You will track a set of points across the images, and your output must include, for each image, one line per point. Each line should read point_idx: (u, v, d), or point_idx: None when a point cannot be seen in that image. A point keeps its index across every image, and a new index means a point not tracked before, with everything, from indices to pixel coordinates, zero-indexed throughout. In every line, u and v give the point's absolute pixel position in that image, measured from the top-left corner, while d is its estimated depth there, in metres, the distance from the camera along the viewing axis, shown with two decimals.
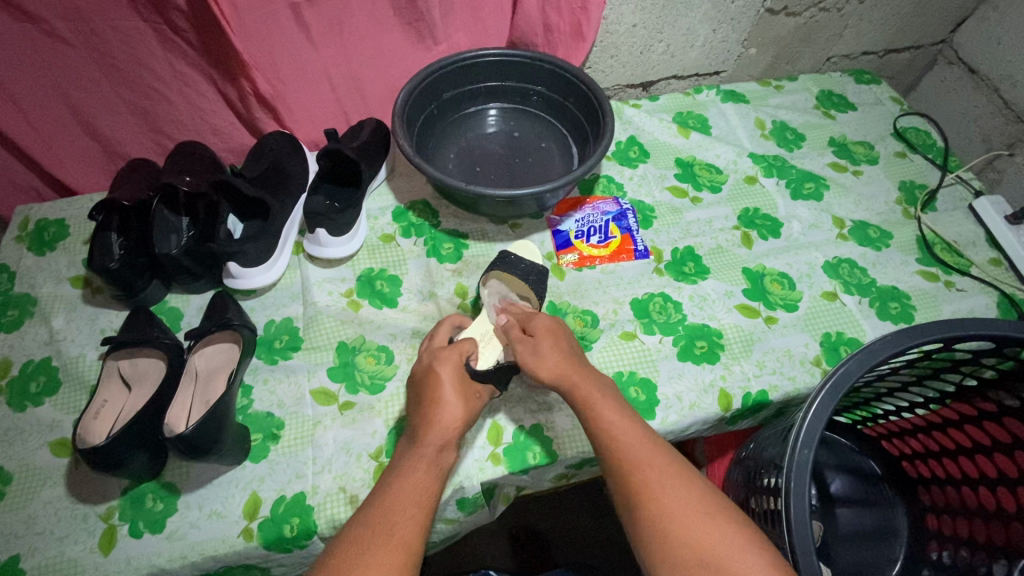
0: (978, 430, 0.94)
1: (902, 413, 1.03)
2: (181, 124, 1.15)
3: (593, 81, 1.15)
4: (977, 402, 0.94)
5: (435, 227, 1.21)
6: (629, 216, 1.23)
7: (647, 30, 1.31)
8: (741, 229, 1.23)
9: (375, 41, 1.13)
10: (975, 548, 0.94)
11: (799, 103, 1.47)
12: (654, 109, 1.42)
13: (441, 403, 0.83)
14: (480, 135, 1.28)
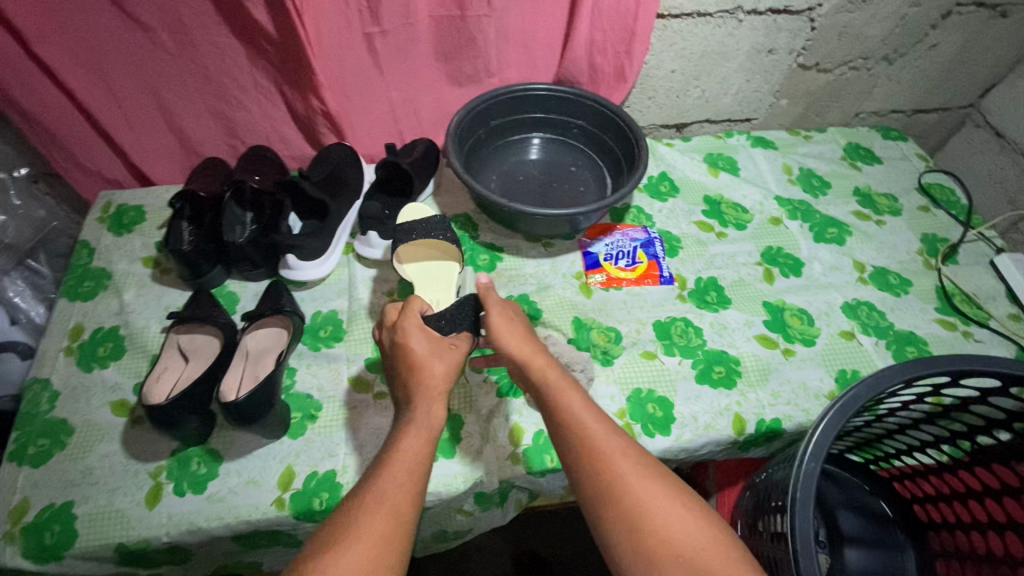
0: (1007, 472, 0.67)
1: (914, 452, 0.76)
2: (256, 129, 0.96)
3: (629, 114, 0.91)
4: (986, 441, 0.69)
5: (475, 238, 0.92)
6: (657, 245, 0.91)
7: (686, 76, 0.99)
8: (763, 265, 0.91)
9: (434, 69, 0.94)
10: None
11: (827, 154, 1.08)
12: (686, 148, 1.06)
13: (416, 377, 0.61)
14: (520, 162, 1.01)
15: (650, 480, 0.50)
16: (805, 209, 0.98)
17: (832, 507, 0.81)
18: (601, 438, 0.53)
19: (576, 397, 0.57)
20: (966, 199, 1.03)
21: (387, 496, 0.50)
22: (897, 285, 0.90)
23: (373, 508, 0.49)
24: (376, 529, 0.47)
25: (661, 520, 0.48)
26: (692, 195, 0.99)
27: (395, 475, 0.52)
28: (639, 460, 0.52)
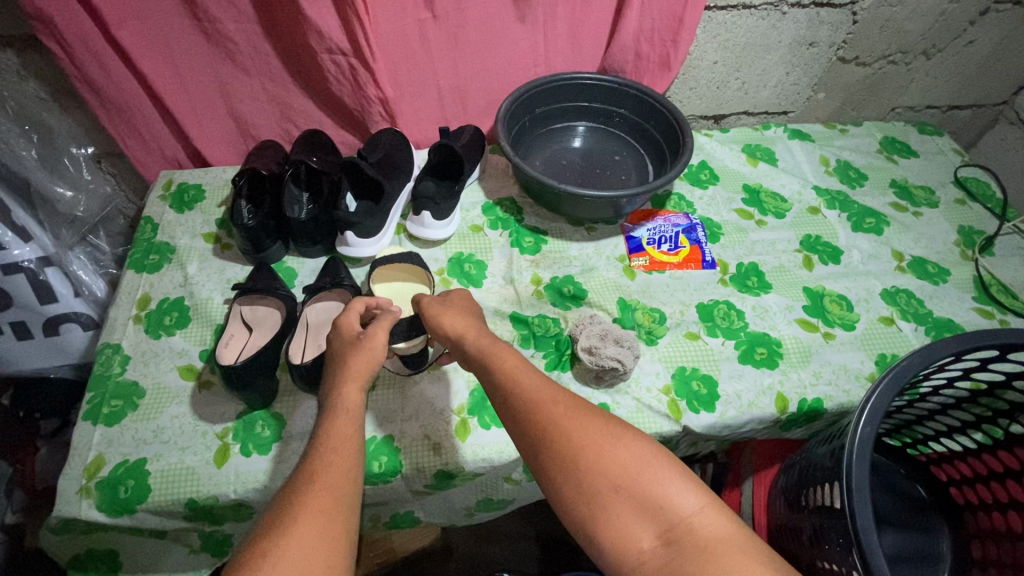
0: None
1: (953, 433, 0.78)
2: (310, 113, 1.00)
3: (673, 103, 0.94)
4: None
5: (520, 222, 0.94)
6: (699, 231, 0.94)
7: (727, 67, 1.01)
8: (803, 252, 0.92)
9: (484, 57, 0.97)
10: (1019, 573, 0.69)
11: (863, 147, 1.10)
12: (725, 139, 1.08)
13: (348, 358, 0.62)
14: (563, 149, 1.03)
15: (575, 417, 0.53)
16: (843, 199, 1.00)
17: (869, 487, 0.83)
18: (530, 388, 0.55)
19: (506, 356, 0.60)
20: (1002, 193, 1.04)
21: (326, 467, 0.51)
22: (936, 275, 0.92)
23: (310, 481, 0.49)
24: (317, 500, 0.48)
25: (593, 453, 0.50)
26: (731, 183, 1.01)
27: (332, 449, 0.53)
28: (569, 405, 0.54)
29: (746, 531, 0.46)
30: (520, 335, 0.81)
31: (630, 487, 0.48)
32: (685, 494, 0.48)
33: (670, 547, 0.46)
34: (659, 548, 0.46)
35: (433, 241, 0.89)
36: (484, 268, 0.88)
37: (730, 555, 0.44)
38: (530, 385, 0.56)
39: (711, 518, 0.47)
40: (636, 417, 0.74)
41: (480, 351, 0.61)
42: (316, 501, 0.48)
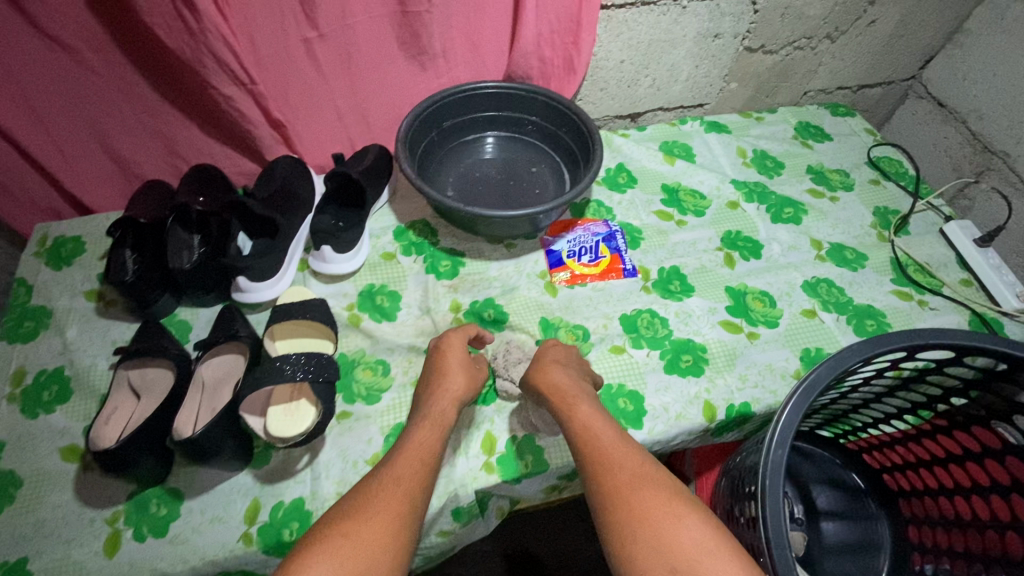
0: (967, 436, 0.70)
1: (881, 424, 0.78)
2: (198, 147, 0.92)
3: (581, 108, 0.91)
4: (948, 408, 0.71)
5: (435, 244, 0.89)
6: (619, 237, 0.91)
7: (635, 65, 0.98)
8: (724, 250, 0.91)
9: (380, 73, 0.91)
10: (955, 559, 0.70)
11: (779, 134, 1.10)
12: (642, 138, 1.06)
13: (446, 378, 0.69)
14: (476, 164, 0.99)
15: (665, 500, 0.53)
16: (761, 190, 0.99)
17: (806, 485, 0.83)
18: (618, 455, 0.58)
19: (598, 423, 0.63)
20: (914, 170, 1.06)
21: (402, 478, 0.57)
22: (853, 260, 0.92)
23: (386, 487, 0.56)
24: (389, 508, 0.54)
25: (673, 538, 0.50)
26: (649, 185, 0.99)
27: (412, 461, 0.59)
28: (659, 481, 0.55)
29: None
30: None
31: (688, 563, 0.48)
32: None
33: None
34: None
35: (340, 276, 0.83)
36: (398, 300, 0.83)
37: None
38: (605, 439, 0.60)
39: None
40: (562, 446, 0.71)
41: (570, 409, 0.64)
42: (388, 499, 0.54)
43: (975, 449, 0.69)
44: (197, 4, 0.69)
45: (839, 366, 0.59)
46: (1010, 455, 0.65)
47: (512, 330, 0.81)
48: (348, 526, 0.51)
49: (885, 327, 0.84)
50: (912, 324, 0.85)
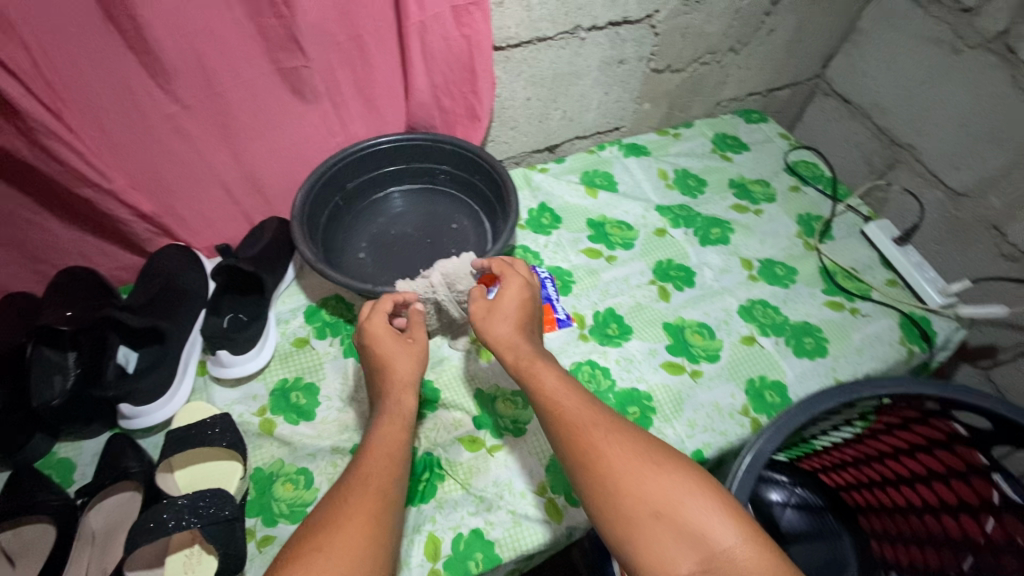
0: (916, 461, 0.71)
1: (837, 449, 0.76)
2: (63, 249, 0.80)
3: (490, 153, 0.85)
4: (898, 433, 0.71)
5: (353, 320, 0.81)
6: (549, 285, 0.86)
7: (542, 100, 0.93)
8: (657, 283, 0.88)
9: (267, 144, 0.81)
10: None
11: (697, 150, 1.08)
12: (562, 172, 1.02)
13: (386, 372, 0.60)
14: (390, 222, 0.92)
15: (625, 441, 0.49)
16: (686, 214, 0.97)
17: (777, 519, 0.79)
18: (574, 409, 0.52)
19: (547, 374, 0.56)
20: (830, 172, 1.07)
21: (346, 499, 0.48)
22: (784, 276, 0.91)
23: (323, 518, 0.47)
24: (344, 540, 0.45)
25: (635, 477, 0.46)
26: (574, 222, 0.94)
27: (365, 473, 0.51)
28: (621, 428, 0.51)
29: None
30: None
31: (672, 511, 0.44)
32: (723, 524, 0.44)
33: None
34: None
35: (247, 376, 0.74)
36: (316, 393, 0.74)
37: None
38: (565, 403, 0.53)
39: (749, 562, 0.42)
40: (513, 533, 0.65)
41: (523, 367, 0.57)
42: (338, 527, 0.46)
43: (921, 472, 0.70)
44: (18, 101, 0.58)
45: (777, 439, 0.61)
46: (956, 478, 0.67)
47: (447, 408, 0.75)
48: (319, 538, 0.45)
49: (824, 343, 0.83)
50: (848, 335, 0.84)
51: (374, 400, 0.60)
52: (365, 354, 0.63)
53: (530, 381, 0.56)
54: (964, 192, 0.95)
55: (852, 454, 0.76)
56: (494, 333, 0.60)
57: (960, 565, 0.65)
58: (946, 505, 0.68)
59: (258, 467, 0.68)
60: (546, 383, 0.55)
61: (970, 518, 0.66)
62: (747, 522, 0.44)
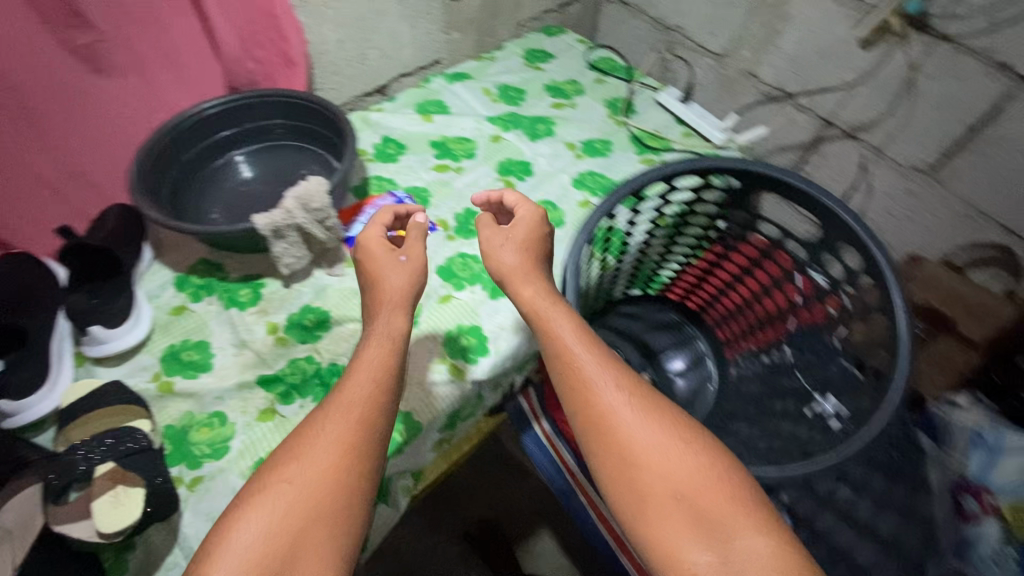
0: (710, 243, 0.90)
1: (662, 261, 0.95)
2: None
3: (316, 95, 0.90)
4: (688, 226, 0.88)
5: (227, 278, 0.84)
6: (408, 201, 0.93)
7: (355, 41, 1.00)
8: (502, 178, 0.99)
9: (83, 132, 0.80)
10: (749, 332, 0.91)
11: (512, 66, 1.21)
12: (397, 109, 1.08)
13: (380, 282, 0.64)
14: (240, 186, 0.94)
15: (642, 409, 0.54)
16: (513, 118, 1.09)
17: (654, 345, 0.97)
18: (601, 379, 0.56)
19: (570, 339, 0.59)
20: (624, 62, 1.23)
21: (328, 432, 0.52)
22: (603, 148, 1.06)
23: (304, 452, 0.51)
24: (322, 466, 0.50)
25: (655, 458, 0.51)
26: (418, 146, 1.02)
27: (343, 407, 0.54)
28: (654, 408, 0.55)
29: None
30: (278, 394, 0.73)
31: (691, 497, 0.49)
32: (735, 515, 0.48)
33: (723, 570, 0.46)
34: (709, 570, 0.46)
35: (129, 351, 0.75)
36: (209, 348, 0.77)
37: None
38: (584, 364, 0.57)
39: (768, 567, 0.46)
40: (425, 401, 0.74)
41: (547, 332, 0.60)
42: (320, 458, 0.50)
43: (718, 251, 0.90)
44: None
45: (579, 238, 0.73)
46: (738, 245, 0.87)
47: (341, 323, 0.79)
48: (291, 467, 0.50)
49: None
50: None
51: (367, 314, 0.63)
52: (362, 266, 0.67)
53: (554, 343, 0.59)
54: (723, 53, 1.14)
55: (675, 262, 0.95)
56: (500, 262, 0.67)
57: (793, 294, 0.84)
58: (757, 257, 0.86)
59: (168, 424, 0.70)
60: (570, 341, 0.59)
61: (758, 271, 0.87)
62: (770, 526, 0.48)
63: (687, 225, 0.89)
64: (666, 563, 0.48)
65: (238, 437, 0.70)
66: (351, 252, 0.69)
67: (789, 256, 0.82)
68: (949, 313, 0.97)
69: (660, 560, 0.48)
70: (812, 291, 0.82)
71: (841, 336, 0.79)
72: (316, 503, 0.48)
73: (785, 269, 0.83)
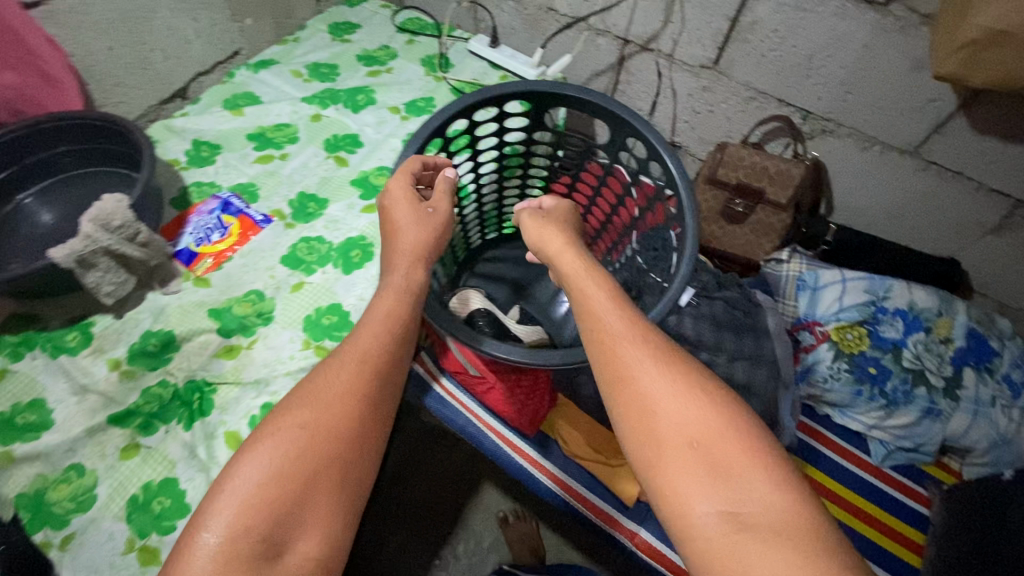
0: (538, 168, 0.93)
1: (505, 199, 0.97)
2: None
3: (97, 111, 0.82)
4: (513, 159, 0.91)
5: (47, 327, 0.76)
6: (234, 200, 0.89)
7: (131, 46, 0.93)
8: (331, 155, 0.98)
9: None
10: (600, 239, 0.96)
11: (320, 43, 1.17)
12: (203, 108, 1.02)
13: (396, 238, 0.63)
14: (39, 228, 0.85)
15: (661, 365, 0.48)
16: (330, 94, 1.06)
17: (528, 280, 0.99)
18: (618, 334, 0.51)
19: (595, 299, 0.55)
20: (431, 19, 1.24)
21: (329, 399, 0.51)
22: (426, 105, 1.07)
23: (304, 419, 0.50)
24: (320, 433, 0.49)
25: (667, 407, 0.45)
26: (235, 142, 0.97)
27: (340, 376, 0.53)
28: (672, 358, 0.49)
29: (824, 555, 0.37)
30: (136, 427, 0.69)
31: (712, 449, 0.43)
32: (754, 469, 0.42)
33: (731, 520, 0.40)
34: (716, 524, 0.40)
35: None
36: (46, 404, 0.69)
37: (776, 544, 0.38)
38: (612, 322, 0.52)
39: (776, 519, 0.39)
40: None
41: (576, 296, 0.57)
42: (316, 420, 0.50)
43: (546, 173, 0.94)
44: None
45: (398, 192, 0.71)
46: (559, 163, 0.91)
47: (188, 339, 0.76)
48: (309, 417, 0.49)
49: None
50: None
51: (384, 264, 0.62)
52: (382, 215, 0.66)
53: (579, 302, 0.56)
54: None
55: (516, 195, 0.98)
56: (531, 239, 0.67)
57: (614, 191, 0.88)
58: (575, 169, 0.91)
59: (13, 494, 0.64)
60: (597, 304, 0.54)
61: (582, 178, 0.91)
62: (783, 479, 0.42)
63: (510, 159, 0.91)
64: (664, 510, 0.43)
65: (102, 483, 0.65)
66: (377, 198, 0.67)
67: (596, 158, 0.86)
68: (756, 186, 1.10)
69: (665, 506, 0.43)
70: (624, 182, 0.85)
71: (666, 224, 0.78)
72: (313, 464, 0.48)
73: (598, 173, 0.88)
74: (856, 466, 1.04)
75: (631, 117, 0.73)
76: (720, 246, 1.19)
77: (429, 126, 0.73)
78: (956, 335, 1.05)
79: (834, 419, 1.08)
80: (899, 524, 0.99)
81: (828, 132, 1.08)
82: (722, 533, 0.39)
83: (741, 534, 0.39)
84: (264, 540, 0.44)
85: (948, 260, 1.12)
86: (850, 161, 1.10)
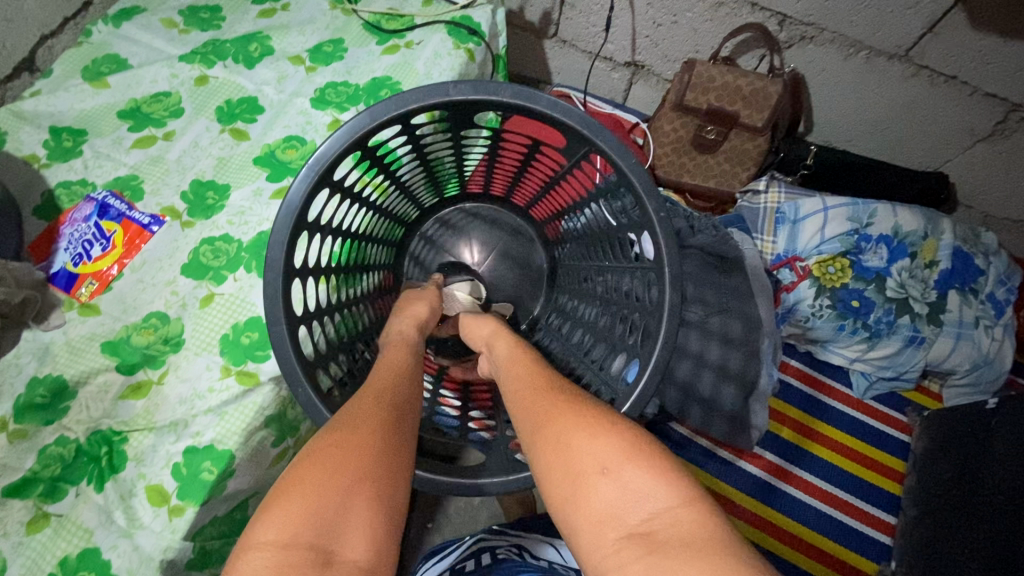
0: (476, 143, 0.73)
1: (440, 169, 0.79)
2: None
3: None
4: (438, 144, 0.72)
5: None
6: (113, 201, 0.74)
7: None
8: (227, 128, 0.81)
9: None
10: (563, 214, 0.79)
11: None
12: (58, 83, 0.81)
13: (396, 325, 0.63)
14: None
15: (573, 401, 0.42)
16: (213, 47, 0.85)
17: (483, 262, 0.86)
18: (530, 386, 0.47)
19: (522, 358, 0.52)
20: None
21: (356, 417, 0.40)
22: (336, 49, 0.87)
23: (332, 435, 0.38)
24: (354, 444, 0.37)
25: (575, 437, 0.39)
26: (103, 124, 0.79)
27: (369, 402, 0.43)
28: (580, 396, 0.43)
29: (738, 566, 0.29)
30: (40, 494, 0.60)
31: (620, 468, 0.35)
32: (660, 483, 0.34)
33: (643, 543, 0.32)
34: (629, 550, 0.32)
35: None
36: None
37: (689, 562, 0.30)
38: (525, 376, 0.49)
39: (690, 537, 0.31)
40: (224, 424, 0.63)
41: (503, 359, 0.54)
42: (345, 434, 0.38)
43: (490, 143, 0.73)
44: None
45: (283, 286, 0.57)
46: (504, 136, 0.70)
47: (84, 383, 0.65)
48: (348, 434, 0.38)
49: (398, 87, 0.84)
50: (413, 67, 0.85)
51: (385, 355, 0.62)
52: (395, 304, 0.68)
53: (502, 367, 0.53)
54: None
55: (455, 162, 0.78)
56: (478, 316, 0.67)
57: (577, 174, 0.69)
58: (523, 154, 0.74)
59: None
60: (517, 363, 0.51)
61: (536, 155, 0.71)
62: (703, 496, 0.34)
63: (433, 145, 0.71)
64: (586, 555, 0.34)
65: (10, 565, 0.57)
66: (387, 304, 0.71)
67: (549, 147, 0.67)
68: (729, 110, 0.97)
69: (583, 549, 0.35)
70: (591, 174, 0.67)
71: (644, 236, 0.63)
72: (355, 472, 0.35)
73: (554, 167, 0.71)
74: (839, 402, 1.02)
75: (600, 138, 0.58)
76: (693, 181, 1.08)
77: (307, 175, 0.56)
78: (940, 257, 0.99)
79: (817, 355, 1.04)
80: (878, 453, 0.99)
81: (808, 40, 0.93)
82: (635, 561, 0.32)
83: (655, 558, 0.31)
84: (315, 554, 0.31)
85: (934, 174, 1.02)
86: (834, 72, 0.96)
